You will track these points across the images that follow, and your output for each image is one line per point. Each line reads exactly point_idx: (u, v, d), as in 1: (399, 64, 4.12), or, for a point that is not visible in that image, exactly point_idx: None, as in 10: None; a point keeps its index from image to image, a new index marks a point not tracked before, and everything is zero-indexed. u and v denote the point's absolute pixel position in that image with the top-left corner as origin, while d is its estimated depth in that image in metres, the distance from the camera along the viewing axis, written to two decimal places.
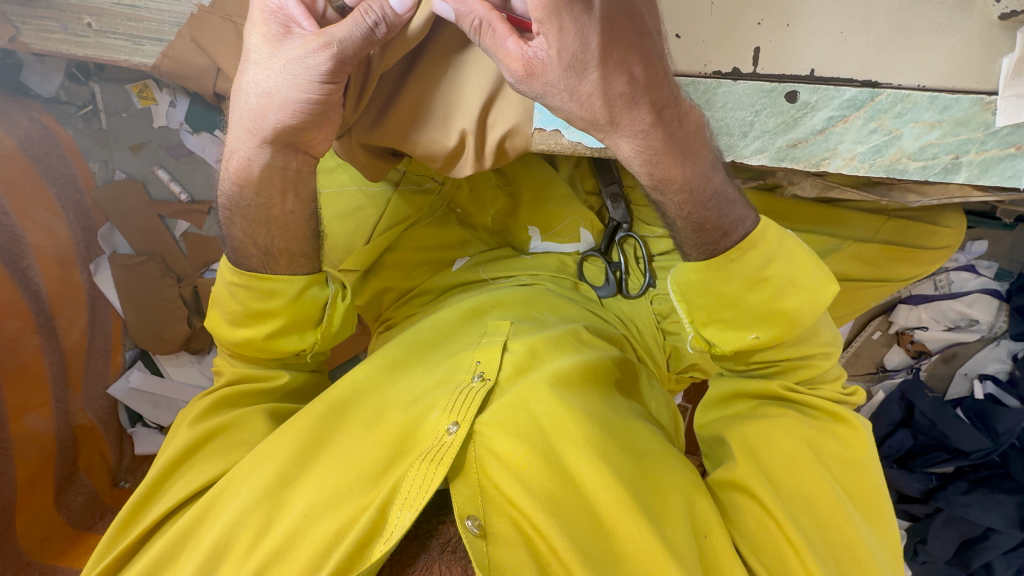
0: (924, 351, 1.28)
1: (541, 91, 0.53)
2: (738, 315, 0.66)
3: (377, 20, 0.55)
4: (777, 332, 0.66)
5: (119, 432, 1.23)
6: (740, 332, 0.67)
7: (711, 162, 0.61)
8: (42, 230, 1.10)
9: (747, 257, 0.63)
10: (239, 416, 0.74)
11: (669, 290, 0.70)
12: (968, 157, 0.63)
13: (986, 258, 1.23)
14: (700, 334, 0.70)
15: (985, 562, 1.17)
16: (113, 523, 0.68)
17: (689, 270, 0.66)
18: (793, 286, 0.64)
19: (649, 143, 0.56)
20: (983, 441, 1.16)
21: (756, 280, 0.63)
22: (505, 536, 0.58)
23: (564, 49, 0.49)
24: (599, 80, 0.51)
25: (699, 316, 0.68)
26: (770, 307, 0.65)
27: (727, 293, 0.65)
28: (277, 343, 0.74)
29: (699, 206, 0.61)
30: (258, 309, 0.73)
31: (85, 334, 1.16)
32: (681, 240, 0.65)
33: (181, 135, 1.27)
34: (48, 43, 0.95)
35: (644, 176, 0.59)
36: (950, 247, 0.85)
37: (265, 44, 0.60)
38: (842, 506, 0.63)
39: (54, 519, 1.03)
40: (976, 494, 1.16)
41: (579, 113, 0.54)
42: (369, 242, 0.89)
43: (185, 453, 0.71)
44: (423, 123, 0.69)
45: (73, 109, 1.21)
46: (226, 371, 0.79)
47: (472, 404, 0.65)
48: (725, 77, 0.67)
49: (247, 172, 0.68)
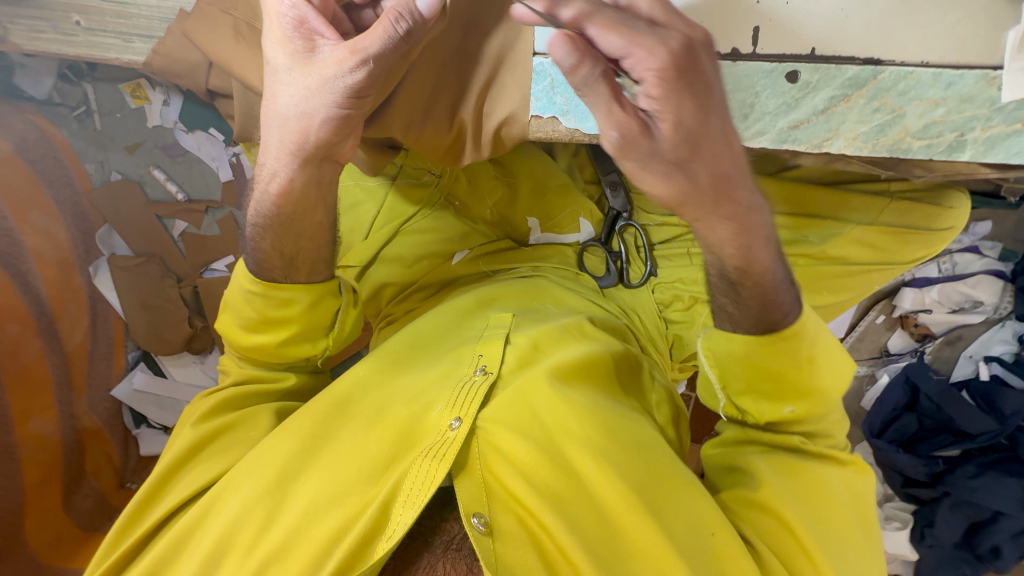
0: (928, 334, 1.28)
1: (642, 159, 0.49)
2: (779, 388, 0.66)
3: (408, 27, 0.54)
4: (812, 408, 0.66)
5: (124, 434, 1.23)
6: (775, 405, 0.67)
7: (779, 255, 0.62)
8: (40, 233, 1.09)
9: (797, 342, 0.64)
10: (245, 414, 0.74)
11: (700, 357, 0.70)
12: (973, 135, 0.62)
13: (990, 238, 1.23)
14: (734, 403, 0.70)
15: (993, 546, 1.17)
16: (116, 522, 0.68)
17: (735, 344, 0.66)
18: (828, 366, 0.66)
19: (737, 228, 0.56)
20: (989, 423, 1.17)
21: (804, 360, 0.64)
22: (512, 534, 0.58)
23: (680, 124, 0.47)
24: (705, 159, 0.50)
25: (738, 384, 0.68)
26: (808, 385, 0.65)
27: (774, 370, 0.65)
28: (289, 350, 0.75)
29: (769, 291, 0.62)
30: (271, 317, 0.72)
31: (87, 337, 1.16)
32: (737, 319, 0.65)
33: (176, 134, 1.26)
34: (39, 42, 0.95)
35: (735, 259, 0.59)
36: (955, 227, 0.84)
37: (295, 63, 0.58)
38: (856, 531, 0.63)
39: (62, 521, 1.04)
40: (985, 478, 1.16)
41: (680, 188, 0.51)
42: (367, 237, 0.92)
43: (190, 451, 0.71)
44: (427, 117, 0.68)
45: (67, 110, 1.21)
46: (233, 371, 0.79)
47: (475, 399, 0.65)
48: (724, 58, 0.65)
49: (287, 192, 0.66)
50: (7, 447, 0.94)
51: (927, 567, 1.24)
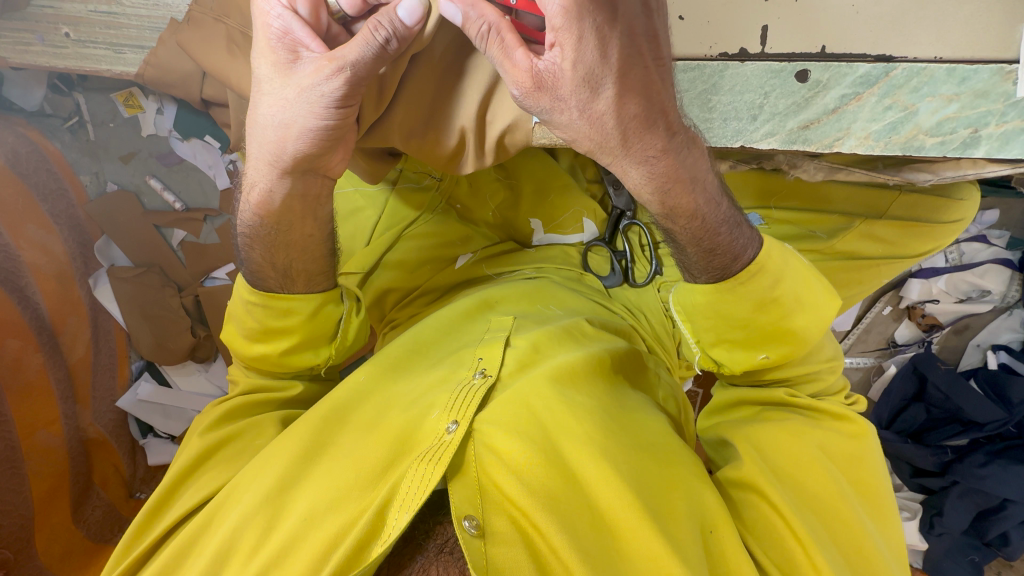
0: (936, 324, 1.27)
1: (548, 106, 0.49)
2: (748, 335, 0.66)
3: (388, 36, 0.52)
4: (789, 350, 0.66)
5: (131, 444, 1.23)
6: (748, 352, 0.67)
7: (717, 188, 0.60)
8: (37, 247, 1.07)
9: (756, 281, 0.63)
10: (253, 422, 0.74)
11: (672, 311, 0.69)
12: (988, 130, 0.60)
13: (998, 227, 1.23)
14: (708, 354, 0.70)
15: (1001, 533, 1.16)
16: (126, 530, 0.67)
17: (695, 292, 0.65)
18: (799, 305, 0.64)
19: (657, 171, 0.54)
20: (997, 412, 1.15)
21: (764, 301, 0.63)
22: (504, 534, 0.57)
23: (580, 62, 0.45)
24: (614, 98, 0.48)
25: (706, 337, 0.68)
26: (782, 330, 0.65)
27: (736, 316, 0.65)
28: (291, 359, 0.74)
29: (707, 230, 0.60)
30: (272, 327, 0.72)
31: (89, 349, 1.15)
32: (688, 264, 0.64)
33: (171, 142, 1.25)
34: (26, 55, 0.93)
35: (655, 206, 0.58)
36: (964, 218, 0.83)
37: (275, 73, 0.55)
38: (852, 507, 0.63)
39: (72, 534, 1.04)
40: (993, 466, 1.15)
41: (585, 132, 0.50)
42: (369, 243, 0.89)
43: (198, 460, 0.71)
44: (422, 124, 0.67)
45: (59, 121, 1.19)
46: (241, 381, 0.79)
47: (472, 403, 0.64)
48: (731, 59, 0.65)
49: (268, 204, 0.65)
50: (13, 463, 0.94)
51: (935, 556, 1.23)
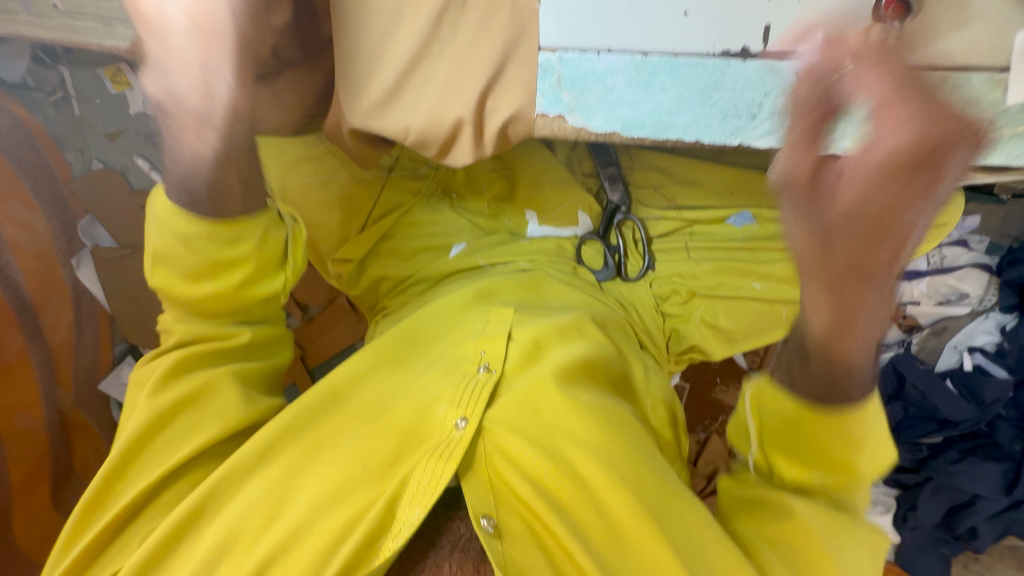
0: (915, 325, 1.31)
1: None
2: (809, 457, 0.60)
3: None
4: (840, 484, 0.60)
5: (113, 428, 1.20)
6: (804, 471, 0.61)
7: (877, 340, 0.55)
8: (17, 224, 1.07)
9: (847, 425, 0.57)
10: (208, 380, 0.68)
11: (744, 399, 0.66)
12: (998, 135, 0.55)
13: (978, 232, 1.29)
14: (763, 456, 0.64)
15: (970, 526, 1.20)
16: (78, 505, 0.62)
17: (784, 406, 0.60)
18: (867, 446, 0.58)
19: None
20: (970, 411, 1.20)
21: (848, 443, 0.58)
22: (516, 536, 0.60)
23: None
24: None
25: (772, 447, 0.62)
26: (839, 464, 0.59)
27: (819, 445, 0.59)
28: (249, 291, 0.69)
29: (839, 373, 0.56)
30: (222, 259, 0.66)
31: (71, 330, 1.14)
32: (794, 384, 0.59)
33: (159, 120, 1.18)
34: (12, 24, 0.91)
35: None
36: (949, 222, 0.85)
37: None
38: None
39: (52, 519, 1.03)
40: (965, 463, 1.20)
41: None
42: (362, 230, 0.89)
43: (150, 429, 0.64)
44: (416, 100, 0.63)
45: (42, 95, 1.15)
46: (177, 331, 0.70)
47: (480, 399, 0.66)
48: (733, 57, 0.57)
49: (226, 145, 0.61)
50: None
51: (906, 550, 1.27)
